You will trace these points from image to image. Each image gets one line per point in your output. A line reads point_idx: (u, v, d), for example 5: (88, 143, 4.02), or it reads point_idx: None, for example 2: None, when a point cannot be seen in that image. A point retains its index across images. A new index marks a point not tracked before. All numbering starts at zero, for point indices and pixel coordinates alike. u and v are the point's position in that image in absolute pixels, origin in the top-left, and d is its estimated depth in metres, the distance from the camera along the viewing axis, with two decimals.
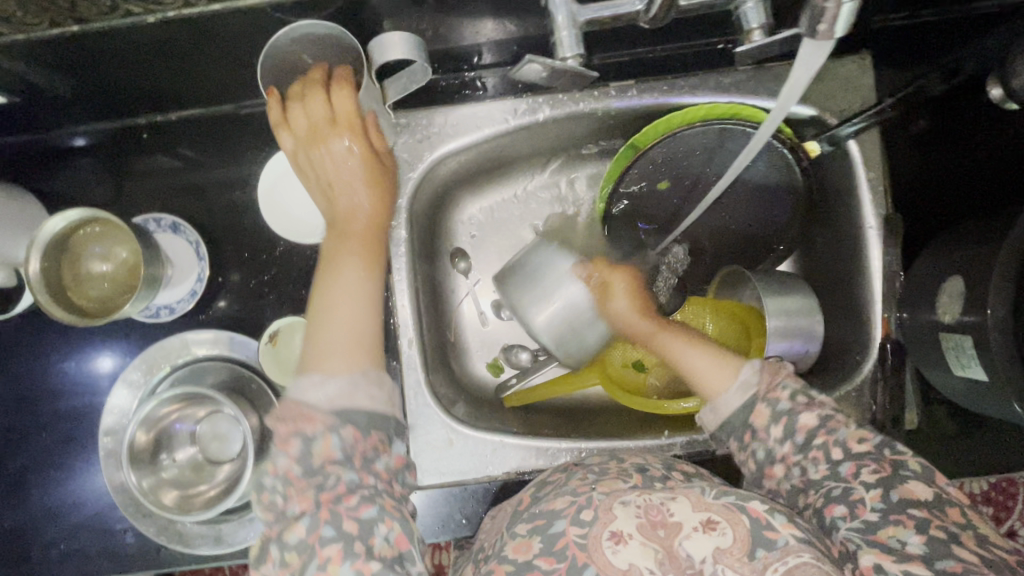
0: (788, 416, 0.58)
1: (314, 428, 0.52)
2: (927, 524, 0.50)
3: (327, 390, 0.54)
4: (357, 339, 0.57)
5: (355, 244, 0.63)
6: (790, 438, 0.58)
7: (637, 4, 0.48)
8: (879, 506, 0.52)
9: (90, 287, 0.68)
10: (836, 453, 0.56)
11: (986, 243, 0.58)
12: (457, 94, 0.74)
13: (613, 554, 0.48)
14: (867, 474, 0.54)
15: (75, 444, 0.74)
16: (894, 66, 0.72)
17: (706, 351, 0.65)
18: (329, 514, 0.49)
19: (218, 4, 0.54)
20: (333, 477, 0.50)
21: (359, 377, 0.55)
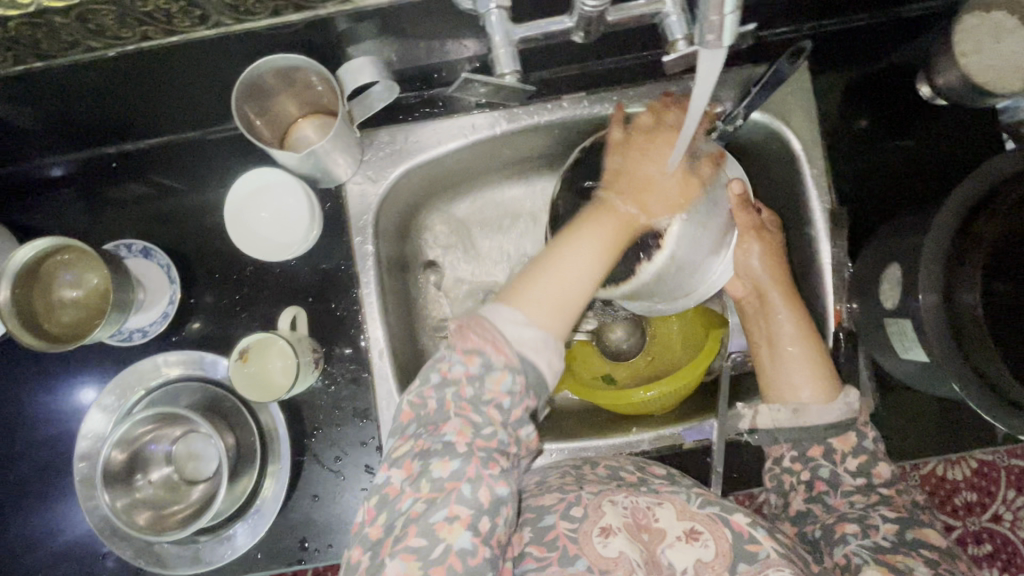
0: (870, 456, 0.67)
1: (497, 359, 0.54)
2: (933, 560, 0.57)
3: (524, 332, 0.55)
4: (563, 303, 0.57)
5: (609, 226, 0.61)
6: (864, 475, 0.67)
7: (568, 22, 0.53)
8: (893, 537, 0.60)
9: (61, 313, 0.70)
10: (877, 501, 0.65)
11: (917, 232, 0.61)
12: (419, 111, 0.76)
13: (603, 546, 0.50)
14: (887, 512, 0.63)
15: (51, 472, 0.75)
16: (835, 69, 0.75)
17: (814, 364, 0.68)
18: (474, 474, 0.50)
19: (175, 37, 0.57)
20: (490, 429, 0.53)
21: (550, 343, 0.57)
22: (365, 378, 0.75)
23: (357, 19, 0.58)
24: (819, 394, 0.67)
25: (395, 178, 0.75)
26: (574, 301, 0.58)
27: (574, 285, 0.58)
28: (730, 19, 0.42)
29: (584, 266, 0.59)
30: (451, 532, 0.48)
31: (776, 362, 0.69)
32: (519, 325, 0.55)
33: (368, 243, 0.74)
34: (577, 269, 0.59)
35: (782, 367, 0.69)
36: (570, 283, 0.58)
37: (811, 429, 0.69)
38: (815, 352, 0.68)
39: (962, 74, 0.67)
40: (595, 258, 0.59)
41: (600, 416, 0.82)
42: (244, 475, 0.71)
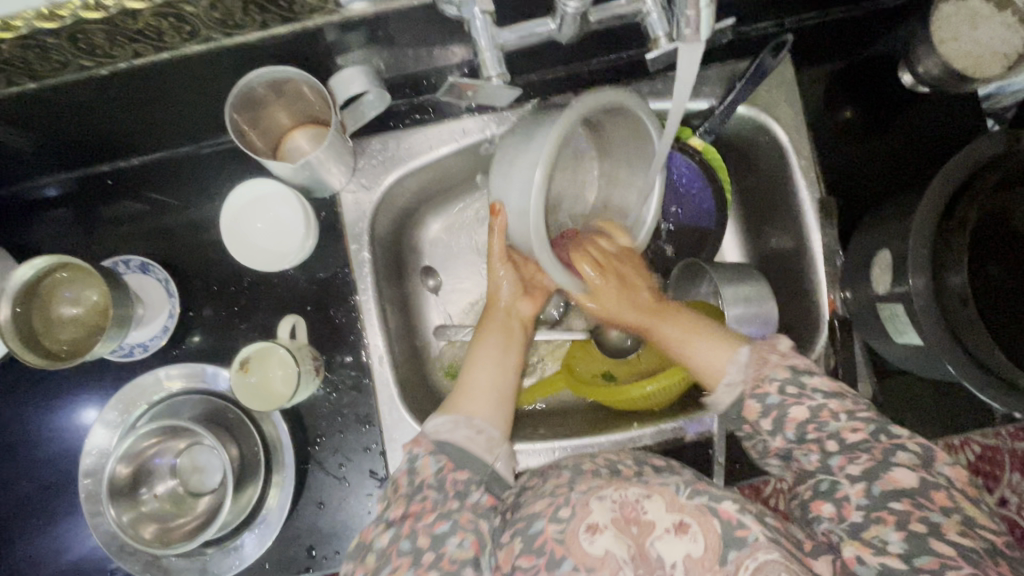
0: (779, 411, 0.57)
1: (418, 450, 0.60)
2: (907, 518, 0.50)
3: (439, 422, 0.63)
4: (495, 395, 0.66)
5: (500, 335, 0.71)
6: (785, 432, 0.57)
7: (550, 25, 0.54)
8: (864, 502, 0.52)
9: (60, 331, 0.70)
10: (831, 446, 0.55)
11: (904, 217, 0.62)
12: (409, 118, 0.77)
13: (589, 543, 0.50)
14: (852, 467, 0.54)
15: (55, 490, 0.75)
16: (817, 61, 0.77)
17: (705, 333, 0.65)
18: (408, 530, 0.55)
19: (165, 53, 0.57)
20: (422, 495, 0.57)
21: (462, 420, 0.62)
22: (365, 384, 0.76)
23: (346, 28, 0.59)
24: (725, 358, 0.63)
25: (389, 184, 0.76)
26: (496, 393, 0.66)
27: (484, 381, 0.66)
28: (705, 14, 0.46)
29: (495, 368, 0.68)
30: None
31: (680, 337, 0.66)
32: (436, 418, 0.63)
33: (364, 250, 0.75)
34: (482, 366, 0.68)
35: (689, 344, 0.65)
36: (481, 379, 0.66)
37: (725, 413, 0.63)
38: (694, 322, 0.67)
39: (941, 62, 0.68)
40: (493, 356, 0.69)
41: (601, 414, 0.83)
42: (250, 484, 0.70)
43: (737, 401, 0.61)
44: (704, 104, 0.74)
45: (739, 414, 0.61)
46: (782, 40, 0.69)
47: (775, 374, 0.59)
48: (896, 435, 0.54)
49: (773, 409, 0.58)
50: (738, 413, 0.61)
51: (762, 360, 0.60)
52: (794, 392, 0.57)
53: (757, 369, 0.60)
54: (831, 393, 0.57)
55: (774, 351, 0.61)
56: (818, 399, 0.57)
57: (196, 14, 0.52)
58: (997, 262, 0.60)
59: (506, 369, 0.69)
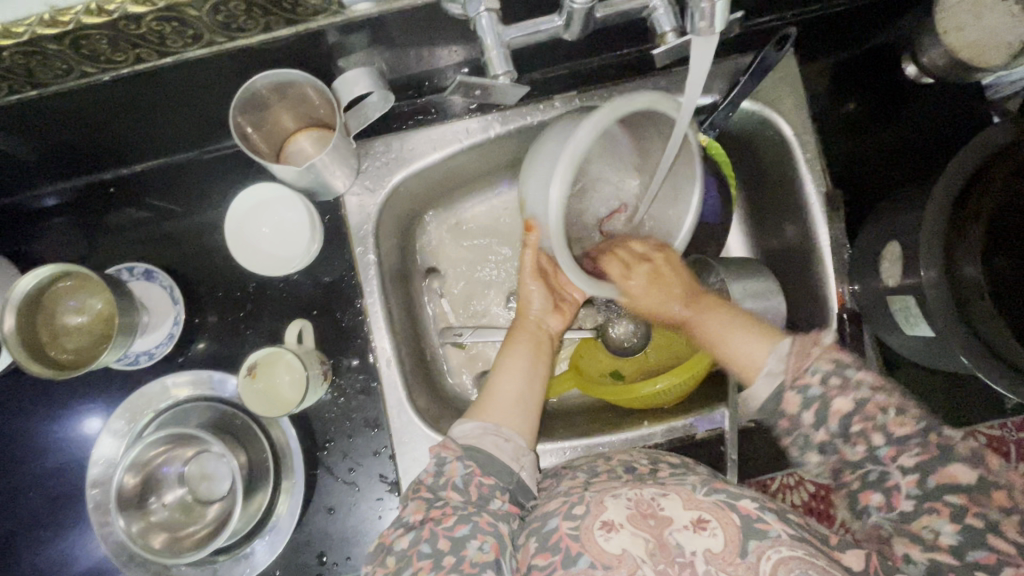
0: (822, 402, 0.54)
1: (446, 454, 0.60)
2: (962, 512, 0.48)
3: (467, 428, 0.62)
4: (520, 401, 0.65)
5: (525, 339, 0.71)
6: (826, 425, 0.54)
7: (557, 22, 0.54)
8: (915, 493, 0.50)
9: (66, 340, 0.70)
10: (879, 437, 0.52)
11: (915, 210, 0.62)
12: (412, 119, 0.76)
13: (605, 541, 0.50)
14: (906, 458, 0.51)
15: (63, 501, 0.74)
16: (821, 54, 0.76)
17: (746, 328, 0.65)
18: (429, 533, 0.54)
19: (169, 58, 0.57)
20: (442, 500, 0.57)
21: (491, 428, 0.62)
22: (373, 388, 0.75)
23: (349, 30, 0.58)
24: (763, 355, 0.62)
25: (393, 185, 0.76)
26: (519, 398, 0.65)
27: (511, 388, 0.65)
28: (719, 6, 0.46)
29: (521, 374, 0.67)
30: None
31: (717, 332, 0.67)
32: (464, 423, 0.63)
33: (370, 252, 0.74)
34: (512, 375, 0.67)
35: (728, 334, 0.66)
36: (509, 387, 0.65)
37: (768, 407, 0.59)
38: (731, 319, 0.67)
39: (946, 52, 0.68)
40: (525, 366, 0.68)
41: (610, 413, 0.82)
42: (260, 490, 0.70)
43: (777, 391, 0.58)
44: (709, 99, 0.74)
45: (780, 406, 0.58)
46: (786, 33, 0.66)
47: (817, 366, 0.56)
48: (946, 431, 0.52)
49: (814, 401, 0.55)
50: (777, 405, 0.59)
51: (804, 354, 0.58)
52: (837, 383, 0.54)
53: (798, 360, 0.58)
54: (874, 385, 0.54)
55: (817, 344, 0.58)
56: (864, 390, 0.54)
57: (200, 17, 0.51)
58: (1003, 254, 0.60)
59: (534, 379, 0.68)
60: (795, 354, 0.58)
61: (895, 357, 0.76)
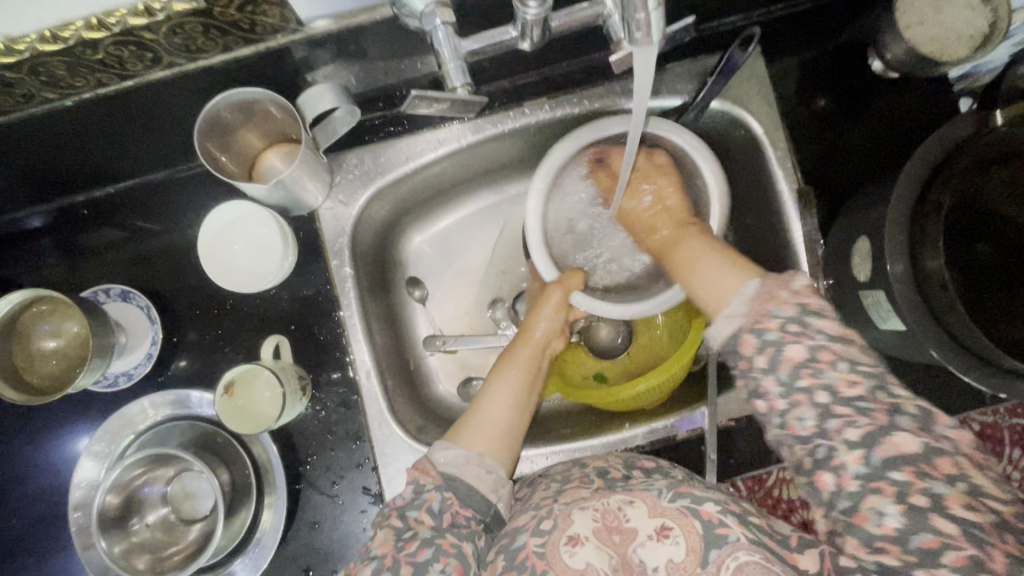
0: (775, 348, 0.50)
1: (424, 481, 0.59)
2: (907, 490, 0.45)
3: (452, 455, 0.60)
4: (509, 430, 0.64)
5: (527, 358, 0.69)
6: (775, 372, 0.50)
7: (512, 32, 0.54)
8: (862, 471, 0.47)
9: (41, 364, 0.70)
10: (823, 397, 0.48)
11: (880, 206, 0.62)
12: (383, 131, 0.75)
13: (570, 556, 0.51)
14: (851, 432, 0.47)
15: (47, 524, 0.74)
16: (788, 51, 0.77)
17: (724, 259, 0.61)
18: (391, 561, 0.54)
19: (128, 82, 0.57)
20: (410, 529, 0.56)
21: (476, 457, 0.60)
22: (354, 400, 0.75)
23: (312, 46, 0.59)
24: (733, 290, 0.57)
25: (366, 199, 0.76)
26: (508, 426, 0.64)
27: (498, 416, 0.64)
28: (655, 16, 0.46)
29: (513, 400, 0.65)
30: None
31: (689, 257, 0.64)
32: (447, 447, 0.61)
33: (346, 265, 0.75)
34: (503, 399, 0.65)
35: (700, 264, 0.62)
36: (496, 415, 0.64)
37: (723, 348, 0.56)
38: (719, 249, 0.63)
39: (908, 46, 0.68)
40: (513, 390, 0.66)
41: (594, 416, 0.82)
42: (242, 509, 0.71)
43: (734, 334, 0.54)
44: (678, 101, 0.75)
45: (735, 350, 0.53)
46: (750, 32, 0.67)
47: (779, 311, 0.51)
48: (895, 393, 0.49)
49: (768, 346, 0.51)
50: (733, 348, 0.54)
51: (769, 297, 0.52)
52: (796, 330, 0.50)
53: (760, 303, 0.53)
54: (835, 335, 0.50)
55: (787, 287, 0.52)
56: (821, 338, 0.49)
57: (156, 40, 0.51)
58: (986, 241, 0.60)
59: (524, 405, 0.66)
60: (761, 295, 0.53)
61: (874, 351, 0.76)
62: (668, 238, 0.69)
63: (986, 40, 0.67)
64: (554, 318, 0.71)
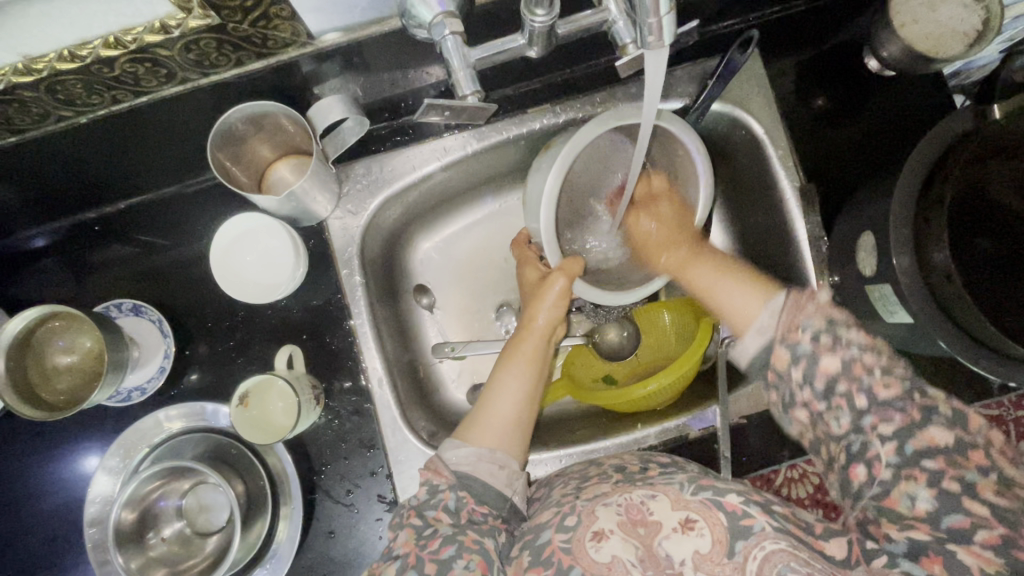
0: (810, 359, 0.52)
1: (439, 482, 0.60)
2: (939, 477, 0.48)
3: (462, 453, 0.62)
4: (516, 421, 0.65)
5: (528, 350, 0.70)
6: (811, 384, 0.53)
7: (520, 41, 0.55)
8: (895, 461, 0.50)
9: (55, 381, 0.70)
10: (860, 400, 0.51)
11: (882, 201, 0.63)
12: (390, 141, 0.76)
13: (596, 551, 0.51)
14: (884, 427, 0.50)
15: (63, 542, 0.74)
16: (784, 52, 0.78)
17: (744, 280, 0.65)
18: (415, 560, 0.54)
19: (142, 98, 0.58)
20: (431, 527, 0.57)
21: (487, 454, 0.62)
22: (366, 408, 0.75)
23: (322, 58, 0.60)
24: (755, 311, 0.61)
25: (374, 209, 0.77)
26: (514, 419, 0.65)
27: (506, 410, 0.65)
28: (666, 21, 0.47)
29: (519, 392, 0.67)
30: None
31: (704, 280, 0.68)
32: (456, 447, 0.62)
33: (356, 274, 0.75)
34: (507, 394, 0.66)
35: (716, 286, 0.67)
36: (503, 410, 0.65)
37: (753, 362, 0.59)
38: (738, 273, 0.67)
39: (904, 44, 0.70)
40: (520, 384, 0.67)
41: (605, 418, 0.82)
42: (257, 520, 0.70)
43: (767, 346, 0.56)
44: (677, 104, 0.76)
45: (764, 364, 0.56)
46: (749, 35, 0.69)
47: (810, 323, 0.53)
48: (931, 392, 0.51)
49: (802, 358, 0.53)
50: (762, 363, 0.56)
51: (796, 309, 0.55)
52: (829, 341, 0.52)
53: (791, 316, 0.55)
54: (866, 345, 0.52)
55: (812, 300, 0.54)
56: (853, 350, 0.52)
57: (172, 57, 0.53)
58: (988, 237, 0.61)
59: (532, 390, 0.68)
60: (788, 308, 0.55)
61: (881, 345, 0.76)
62: (683, 256, 0.72)
63: (980, 37, 0.69)
64: (556, 309, 0.72)
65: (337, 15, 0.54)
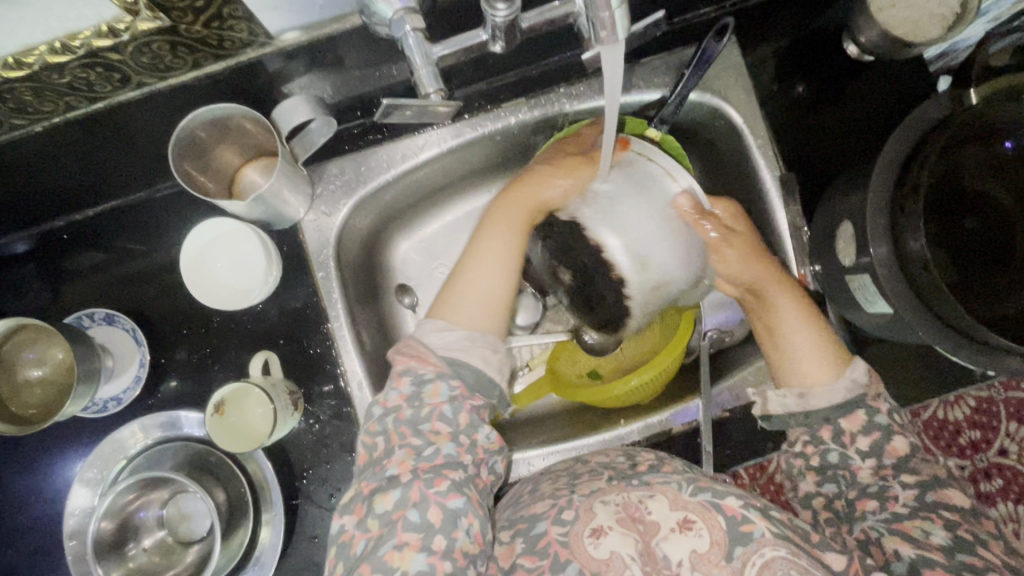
0: (884, 432, 0.59)
1: (427, 372, 0.58)
2: (955, 524, 0.54)
3: (449, 336, 0.61)
4: (495, 300, 0.64)
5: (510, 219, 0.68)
6: (877, 455, 0.59)
7: (483, 35, 0.54)
8: (913, 503, 0.57)
9: (27, 395, 0.70)
10: (907, 474, 0.58)
11: (860, 190, 0.62)
12: (362, 140, 0.75)
13: (594, 547, 0.51)
14: (908, 476, 0.58)
15: (44, 555, 0.73)
16: (761, 39, 0.77)
17: (817, 337, 0.64)
18: (418, 496, 0.53)
19: (100, 103, 0.57)
20: (432, 450, 0.56)
21: (478, 338, 0.62)
22: (348, 412, 0.74)
23: (286, 57, 0.58)
24: (832, 368, 0.62)
25: (349, 210, 0.75)
26: (499, 300, 0.65)
27: (491, 290, 0.65)
28: (618, 14, 0.47)
29: (503, 268, 0.66)
30: (404, 559, 0.51)
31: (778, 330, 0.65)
32: (429, 325, 0.62)
33: (332, 277, 0.74)
34: (488, 270, 0.65)
35: (792, 337, 0.64)
36: (486, 288, 0.64)
37: (812, 412, 0.62)
38: (806, 313, 0.66)
39: (881, 29, 0.69)
40: (504, 258, 0.66)
41: (590, 415, 0.82)
42: (240, 527, 0.70)
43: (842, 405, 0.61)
44: (656, 94, 0.74)
45: (827, 417, 0.61)
46: (725, 23, 0.68)
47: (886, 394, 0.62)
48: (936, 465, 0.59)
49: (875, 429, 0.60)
50: (825, 416, 0.61)
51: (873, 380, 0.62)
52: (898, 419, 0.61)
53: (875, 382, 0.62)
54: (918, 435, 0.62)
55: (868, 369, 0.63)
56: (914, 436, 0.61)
57: (126, 60, 0.51)
58: (971, 216, 0.61)
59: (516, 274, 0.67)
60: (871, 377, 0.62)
61: (864, 336, 0.76)
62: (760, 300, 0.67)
63: (958, 19, 0.67)
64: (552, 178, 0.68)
65: (295, 12, 0.53)
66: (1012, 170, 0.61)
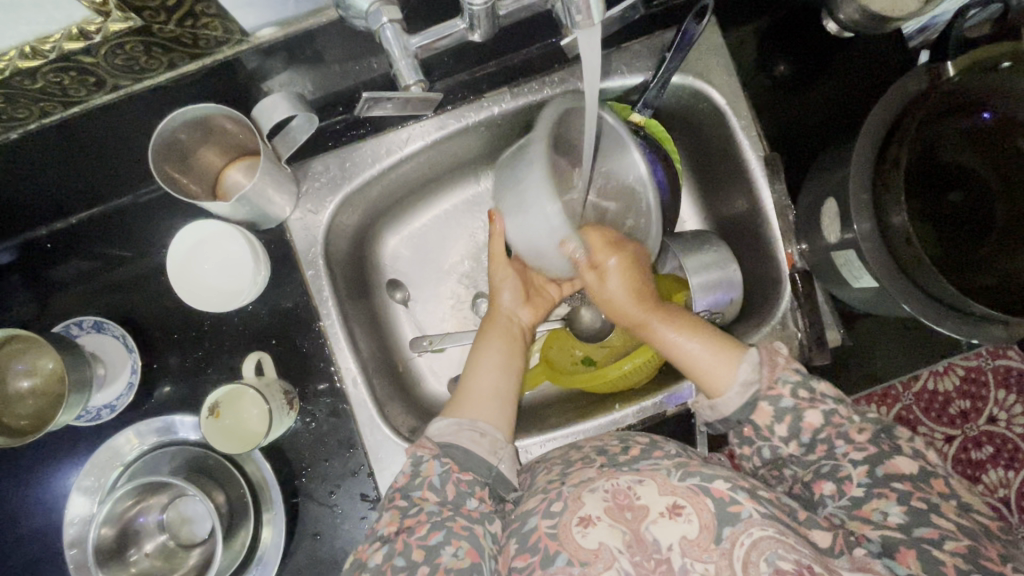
0: (795, 414, 0.59)
1: (421, 453, 0.61)
2: (908, 495, 0.53)
3: (443, 426, 0.63)
4: (494, 395, 0.66)
5: (496, 332, 0.73)
6: (797, 437, 0.59)
7: (462, 25, 0.54)
8: (866, 480, 0.55)
9: (17, 407, 0.69)
10: (856, 454, 0.57)
11: (842, 167, 0.63)
12: (346, 135, 0.74)
13: (582, 537, 0.51)
14: (855, 453, 0.57)
15: (45, 565, 0.73)
16: (741, 20, 0.77)
17: (709, 340, 0.64)
18: (401, 545, 0.55)
19: (75, 108, 0.56)
20: (415, 506, 0.58)
21: (468, 423, 0.63)
22: (343, 408, 0.75)
23: (264, 55, 0.57)
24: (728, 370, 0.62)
25: (334, 208, 0.75)
26: (494, 392, 0.67)
27: (487, 385, 0.67)
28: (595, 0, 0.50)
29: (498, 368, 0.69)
30: None
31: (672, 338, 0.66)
32: (437, 423, 0.64)
33: (321, 276, 0.74)
34: (484, 371, 0.68)
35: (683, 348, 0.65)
36: (483, 384, 0.67)
37: (725, 419, 0.61)
38: (703, 330, 0.65)
39: (859, 5, 0.69)
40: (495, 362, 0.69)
41: (586, 401, 0.82)
42: (241, 528, 0.69)
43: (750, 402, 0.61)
44: (638, 79, 0.74)
45: (746, 418, 0.61)
46: (703, 5, 0.69)
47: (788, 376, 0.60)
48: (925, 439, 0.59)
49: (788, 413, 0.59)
50: (744, 416, 0.61)
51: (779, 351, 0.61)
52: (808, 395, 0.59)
53: (772, 368, 0.61)
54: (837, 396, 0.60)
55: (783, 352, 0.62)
56: (830, 402, 0.59)
57: (98, 62, 0.50)
58: (956, 189, 0.63)
59: (510, 372, 0.69)
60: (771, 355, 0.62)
61: (852, 311, 0.77)
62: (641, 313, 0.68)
63: None
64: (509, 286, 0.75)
65: (268, 8, 0.52)
66: (992, 141, 0.62)
